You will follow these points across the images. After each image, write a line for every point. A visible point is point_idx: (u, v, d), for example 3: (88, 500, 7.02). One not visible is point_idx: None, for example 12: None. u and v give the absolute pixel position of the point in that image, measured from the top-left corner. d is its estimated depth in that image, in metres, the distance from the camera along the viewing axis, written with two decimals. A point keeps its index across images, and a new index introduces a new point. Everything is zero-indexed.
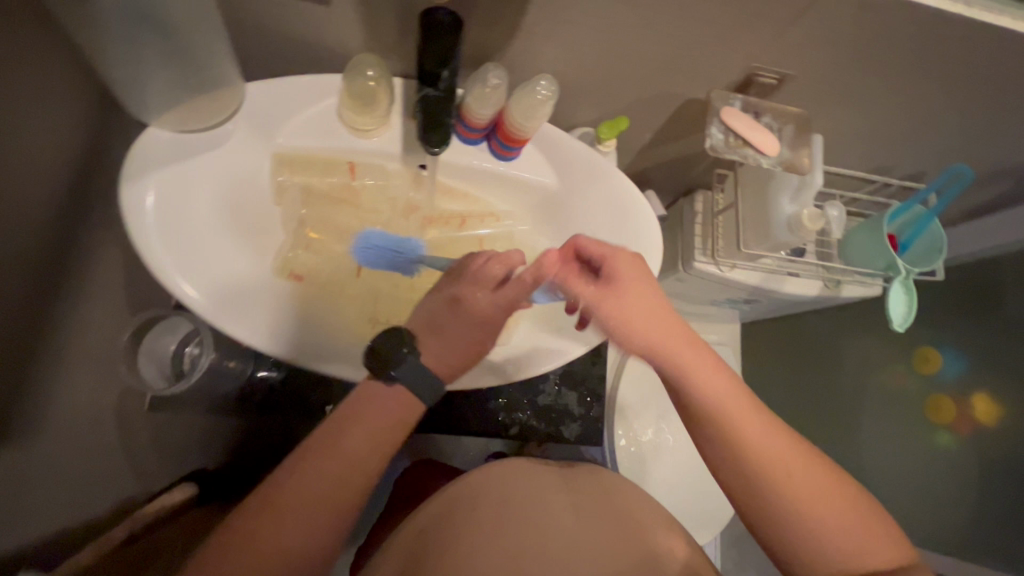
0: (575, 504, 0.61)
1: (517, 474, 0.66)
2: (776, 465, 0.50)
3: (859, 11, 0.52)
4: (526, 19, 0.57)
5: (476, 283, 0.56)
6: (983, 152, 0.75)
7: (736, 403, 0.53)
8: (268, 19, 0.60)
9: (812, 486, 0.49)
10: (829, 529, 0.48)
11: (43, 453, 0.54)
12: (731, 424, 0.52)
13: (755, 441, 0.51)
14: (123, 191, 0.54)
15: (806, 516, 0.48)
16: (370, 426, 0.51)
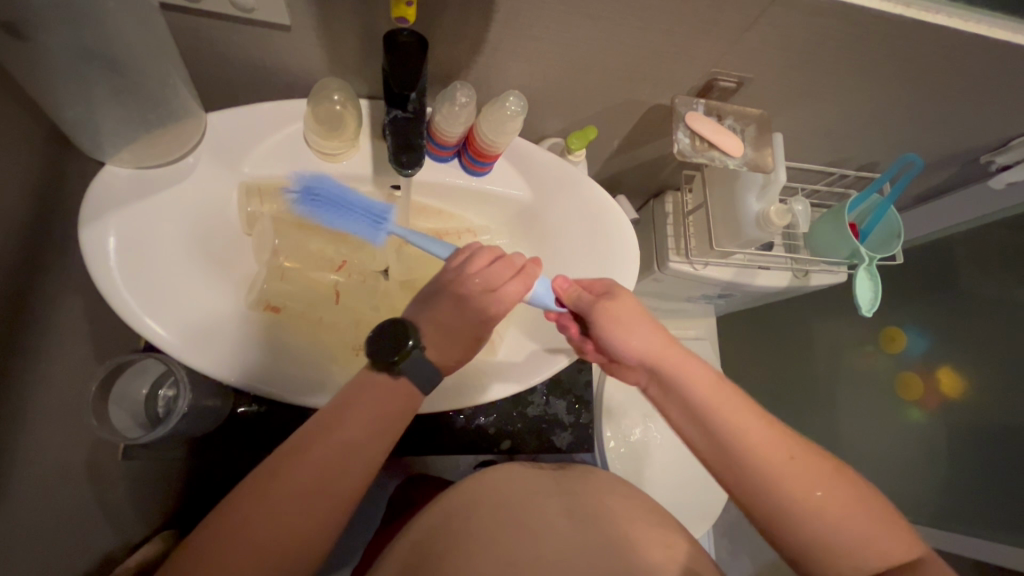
0: (568, 505, 0.62)
1: (510, 480, 0.66)
2: (778, 457, 0.51)
3: (809, 16, 0.55)
4: (490, 36, 0.57)
5: (485, 282, 0.54)
6: (930, 141, 0.79)
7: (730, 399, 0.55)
8: (226, 47, 0.59)
9: (813, 476, 0.51)
10: (833, 518, 0.49)
11: (27, 514, 0.52)
12: (734, 417, 0.53)
13: (756, 434, 0.53)
14: (82, 235, 0.52)
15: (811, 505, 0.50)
16: (363, 422, 0.50)
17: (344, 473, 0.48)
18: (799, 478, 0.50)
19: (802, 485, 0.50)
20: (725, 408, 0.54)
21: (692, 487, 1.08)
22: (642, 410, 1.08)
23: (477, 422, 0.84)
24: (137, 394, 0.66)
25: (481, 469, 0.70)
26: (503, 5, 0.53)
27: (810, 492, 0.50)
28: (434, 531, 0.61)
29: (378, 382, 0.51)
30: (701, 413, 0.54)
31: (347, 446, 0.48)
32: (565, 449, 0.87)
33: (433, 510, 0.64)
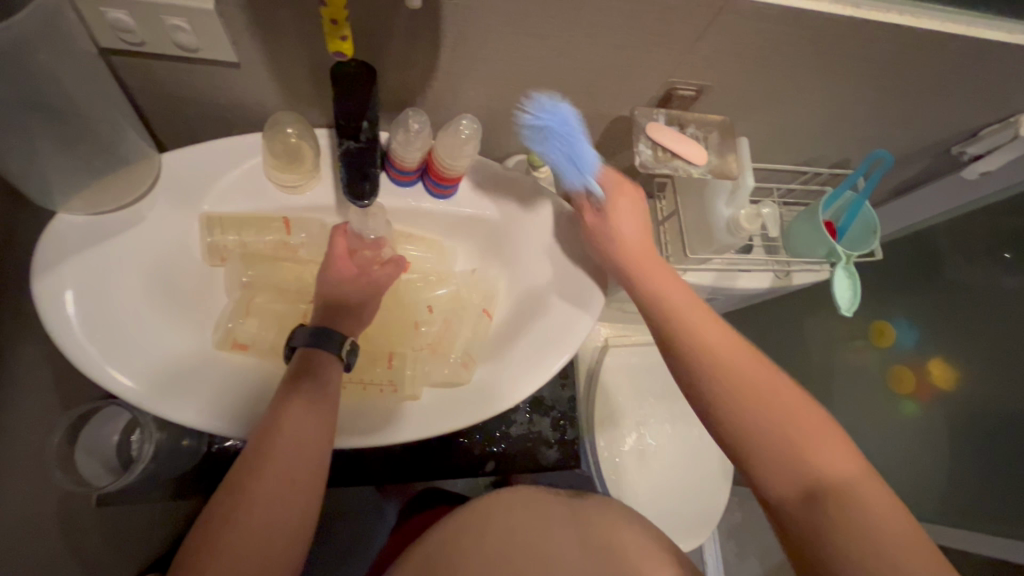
0: (579, 534, 0.61)
1: (515, 504, 0.65)
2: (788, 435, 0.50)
3: (757, 23, 0.54)
4: (441, 61, 0.57)
5: (319, 382, 0.53)
6: (899, 136, 0.78)
7: (766, 383, 0.53)
8: (176, 85, 0.58)
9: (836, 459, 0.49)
10: (856, 513, 0.46)
11: None
12: (753, 389, 0.53)
13: (772, 408, 0.51)
14: (38, 287, 0.52)
15: (833, 497, 0.47)
16: (291, 448, 0.49)
17: (285, 498, 0.48)
18: (817, 457, 0.49)
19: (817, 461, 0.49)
20: (718, 357, 0.55)
21: (688, 494, 1.07)
22: (633, 419, 1.07)
23: (461, 445, 0.83)
24: (108, 441, 0.65)
25: (489, 492, 0.68)
26: (449, 29, 0.53)
27: (799, 457, 0.49)
28: (441, 548, 0.61)
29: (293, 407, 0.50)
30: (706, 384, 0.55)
31: (287, 456, 0.49)
32: (552, 466, 0.86)
33: (439, 531, 0.64)
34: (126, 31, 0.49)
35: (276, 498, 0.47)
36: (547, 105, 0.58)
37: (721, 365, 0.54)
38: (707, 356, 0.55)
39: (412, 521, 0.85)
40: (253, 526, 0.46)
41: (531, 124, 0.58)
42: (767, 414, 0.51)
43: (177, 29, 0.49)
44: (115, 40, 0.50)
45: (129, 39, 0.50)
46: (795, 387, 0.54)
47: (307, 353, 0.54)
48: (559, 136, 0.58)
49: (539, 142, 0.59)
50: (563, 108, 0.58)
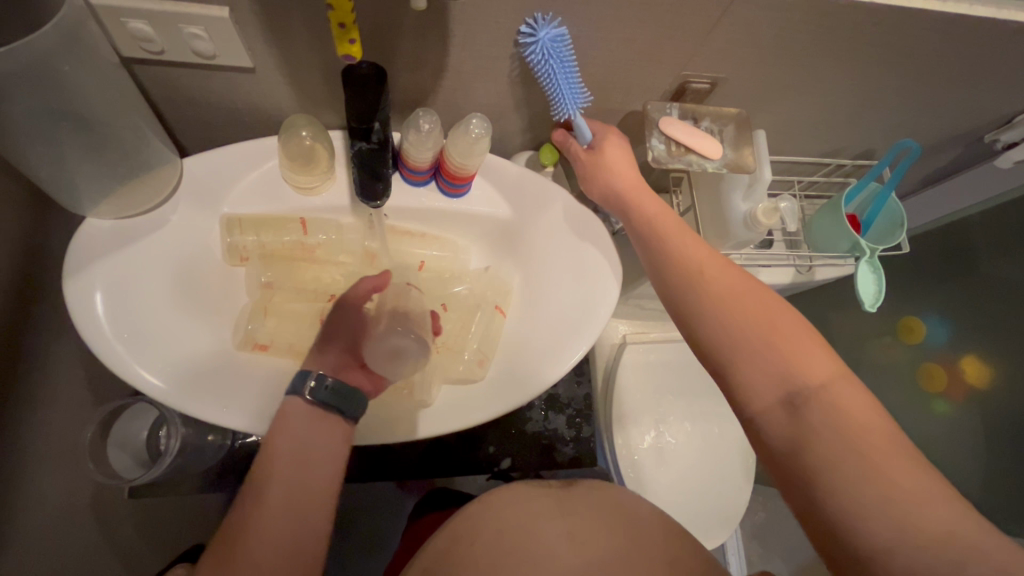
0: (569, 528, 0.61)
1: (509, 503, 0.63)
2: (813, 389, 0.48)
3: (772, 13, 0.53)
4: (450, 61, 0.57)
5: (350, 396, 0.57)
6: (928, 125, 0.75)
7: (792, 334, 0.51)
8: (195, 91, 0.60)
9: (857, 410, 0.47)
10: (879, 464, 0.44)
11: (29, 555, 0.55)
12: (769, 337, 0.51)
13: (794, 362, 0.49)
14: (68, 290, 0.54)
15: (858, 451, 0.45)
16: (305, 443, 0.54)
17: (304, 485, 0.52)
18: (839, 408, 0.47)
19: (839, 413, 0.47)
20: (730, 304, 0.53)
21: (709, 492, 1.06)
22: (653, 415, 1.06)
23: (478, 440, 0.84)
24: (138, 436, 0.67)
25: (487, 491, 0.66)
26: (458, 29, 0.53)
27: (822, 395, 0.48)
28: (439, 560, 0.60)
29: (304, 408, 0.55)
30: (715, 340, 0.53)
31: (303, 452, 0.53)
32: (567, 464, 0.86)
33: (436, 539, 0.63)
34: (147, 41, 0.51)
35: (298, 479, 0.52)
36: (547, 22, 0.52)
37: (726, 315, 0.53)
38: (716, 305, 0.54)
39: (429, 516, 0.86)
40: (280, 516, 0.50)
41: (528, 47, 0.53)
42: (787, 366, 0.49)
43: (194, 37, 0.51)
44: (137, 49, 0.52)
45: (149, 48, 0.52)
46: (808, 328, 0.52)
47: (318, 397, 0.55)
48: (552, 57, 0.54)
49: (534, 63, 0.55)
50: (562, 30, 0.53)
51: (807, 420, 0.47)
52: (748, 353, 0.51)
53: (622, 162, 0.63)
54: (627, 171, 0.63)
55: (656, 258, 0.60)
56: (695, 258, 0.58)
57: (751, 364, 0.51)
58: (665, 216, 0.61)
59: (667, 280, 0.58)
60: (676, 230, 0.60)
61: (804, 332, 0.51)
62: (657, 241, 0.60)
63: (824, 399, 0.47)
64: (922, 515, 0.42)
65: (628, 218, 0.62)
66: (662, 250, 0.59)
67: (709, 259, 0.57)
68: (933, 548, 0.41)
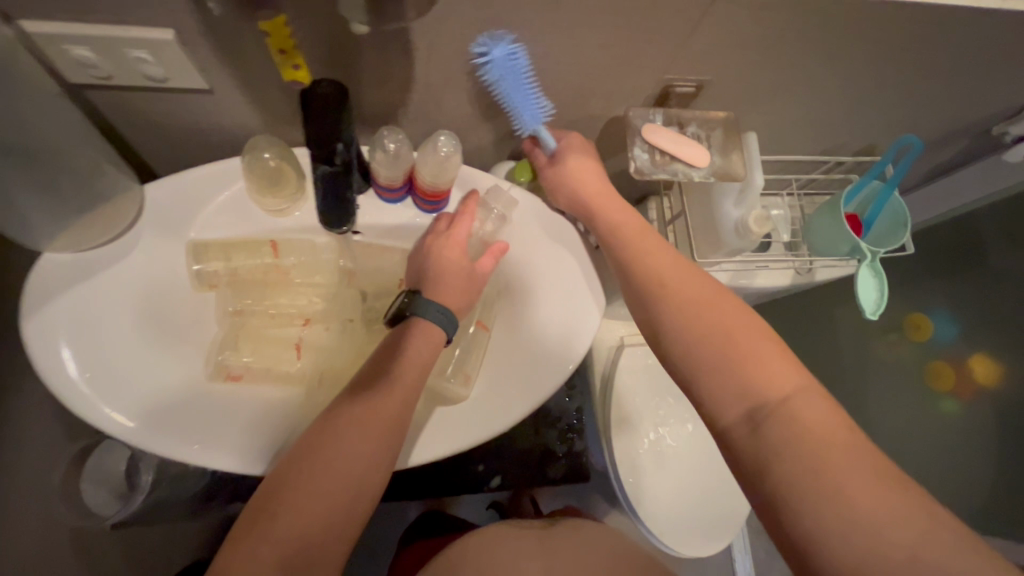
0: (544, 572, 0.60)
1: (490, 544, 0.63)
2: (768, 399, 0.46)
3: (757, 12, 0.49)
4: (417, 73, 0.54)
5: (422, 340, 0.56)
6: (932, 119, 0.71)
7: (754, 346, 0.48)
8: (154, 114, 0.58)
9: (821, 422, 0.44)
10: (840, 480, 0.41)
11: None
12: (731, 346, 0.49)
13: (752, 371, 0.47)
14: (27, 329, 0.52)
15: (816, 466, 0.42)
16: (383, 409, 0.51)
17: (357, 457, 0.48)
18: (799, 418, 0.44)
19: (795, 424, 0.44)
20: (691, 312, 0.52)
21: (711, 498, 1.03)
22: (652, 421, 1.03)
23: None
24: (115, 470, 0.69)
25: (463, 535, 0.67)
26: (420, 42, 0.50)
27: (782, 407, 0.45)
28: None
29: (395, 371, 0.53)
30: (676, 350, 0.52)
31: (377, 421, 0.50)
32: None
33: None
34: (91, 66, 0.48)
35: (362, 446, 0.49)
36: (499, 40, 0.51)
37: (688, 323, 0.52)
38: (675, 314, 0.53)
39: (419, 544, 0.84)
40: (334, 481, 0.47)
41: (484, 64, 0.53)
42: (747, 379, 0.47)
43: (141, 61, 0.48)
44: (84, 76, 0.50)
45: (96, 75, 0.49)
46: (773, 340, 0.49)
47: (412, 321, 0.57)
48: (508, 77, 0.54)
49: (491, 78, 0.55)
50: (516, 45, 0.52)
51: (766, 436, 0.44)
52: (709, 365, 0.49)
53: (585, 168, 0.61)
54: (590, 178, 0.61)
55: (620, 263, 0.58)
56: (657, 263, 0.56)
57: (711, 375, 0.49)
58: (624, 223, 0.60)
59: (632, 287, 0.57)
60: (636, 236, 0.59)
61: (765, 340, 0.49)
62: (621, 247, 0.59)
63: (778, 409, 0.45)
64: (882, 535, 0.39)
65: (593, 225, 0.61)
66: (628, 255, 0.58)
67: (676, 266, 0.56)
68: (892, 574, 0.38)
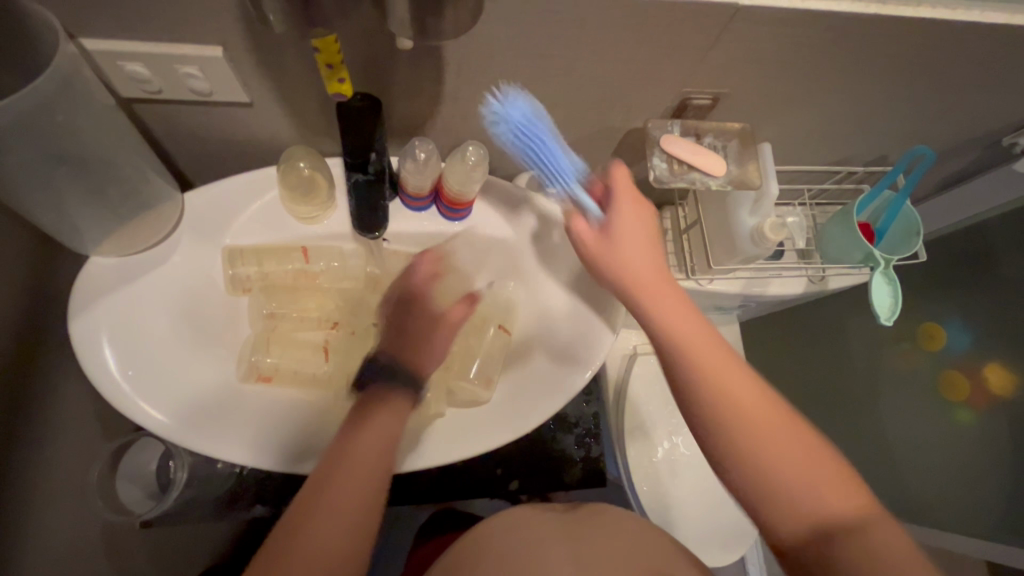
0: (571, 551, 0.62)
1: (515, 527, 0.66)
2: (772, 450, 0.48)
3: (773, 28, 0.51)
4: (446, 87, 0.57)
5: (398, 403, 0.55)
6: (942, 130, 0.73)
7: (760, 409, 0.49)
8: (195, 126, 0.60)
9: (833, 484, 0.47)
10: (862, 539, 0.45)
11: None
12: (742, 404, 0.49)
13: (770, 443, 0.48)
14: (74, 329, 0.55)
15: (842, 543, 0.45)
16: (372, 450, 0.52)
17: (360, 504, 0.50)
18: (819, 487, 0.47)
19: (820, 495, 0.47)
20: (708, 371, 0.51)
21: (725, 505, 1.04)
22: (666, 429, 1.04)
23: (487, 461, 0.83)
24: (147, 468, 0.67)
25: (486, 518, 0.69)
26: (452, 57, 0.53)
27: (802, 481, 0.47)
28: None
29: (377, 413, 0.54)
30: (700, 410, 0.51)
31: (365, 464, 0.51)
32: (576, 485, 0.84)
33: (445, 562, 0.65)
34: (144, 81, 0.51)
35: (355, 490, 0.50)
36: (510, 99, 0.58)
37: (713, 387, 0.50)
38: (697, 372, 0.51)
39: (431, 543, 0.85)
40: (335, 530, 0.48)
41: (497, 123, 0.60)
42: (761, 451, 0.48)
43: (189, 76, 0.51)
44: (136, 90, 0.53)
45: (147, 89, 0.52)
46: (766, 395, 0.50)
47: (379, 390, 0.56)
48: (521, 130, 0.59)
49: (505, 138, 0.62)
50: (525, 100, 0.59)
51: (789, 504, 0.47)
52: (733, 434, 0.49)
53: (628, 213, 0.56)
54: (632, 221, 0.56)
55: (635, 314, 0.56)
56: (665, 304, 0.54)
57: (744, 445, 0.48)
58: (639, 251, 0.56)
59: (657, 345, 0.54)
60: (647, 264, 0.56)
61: (769, 406, 0.50)
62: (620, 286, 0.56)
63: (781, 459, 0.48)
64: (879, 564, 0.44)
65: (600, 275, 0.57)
66: (644, 308, 0.54)
67: (696, 328, 0.53)
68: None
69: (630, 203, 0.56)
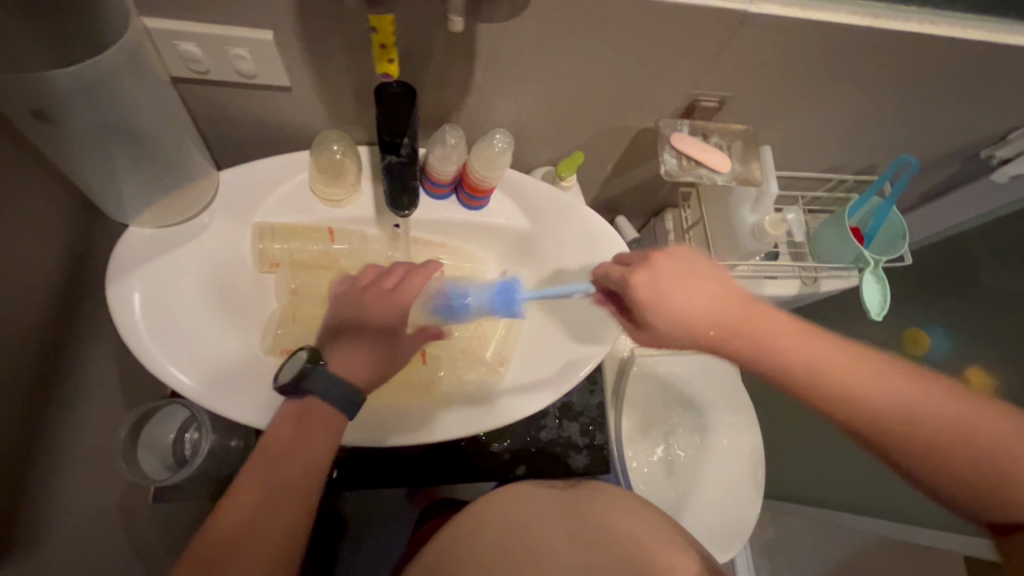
0: (571, 527, 0.64)
1: (515, 502, 0.67)
2: (906, 417, 0.47)
3: (777, 35, 0.57)
4: (475, 80, 0.61)
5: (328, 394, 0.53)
6: (926, 142, 0.79)
7: (849, 366, 0.49)
8: (233, 109, 0.64)
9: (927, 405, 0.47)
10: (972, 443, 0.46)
11: (59, 551, 0.56)
12: (831, 373, 0.49)
13: (866, 388, 0.48)
14: (109, 293, 0.56)
15: (957, 456, 0.46)
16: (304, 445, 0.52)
17: (288, 505, 0.50)
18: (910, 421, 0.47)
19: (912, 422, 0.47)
20: (788, 355, 0.50)
21: (720, 505, 1.06)
22: (663, 428, 1.06)
23: (493, 448, 0.85)
24: (165, 439, 0.69)
25: (490, 493, 0.70)
26: (484, 51, 0.57)
27: (900, 421, 0.47)
28: (445, 553, 0.63)
29: (309, 413, 0.53)
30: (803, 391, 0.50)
31: (294, 458, 0.51)
32: (582, 470, 0.87)
33: (445, 535, 0.67)
34: (194, 61, 0.55)
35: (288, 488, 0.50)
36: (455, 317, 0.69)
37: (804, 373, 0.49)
38: (784, 355, 0.50)
39: (429, 524, 0.87)
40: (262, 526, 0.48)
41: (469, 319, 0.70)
42: (869, 403, 0.48)
43: (238, 58, 0.55)
44: (184, 69, 0.56)
45: (196, 68, 0.56)
46: (846, 350, 0.50)
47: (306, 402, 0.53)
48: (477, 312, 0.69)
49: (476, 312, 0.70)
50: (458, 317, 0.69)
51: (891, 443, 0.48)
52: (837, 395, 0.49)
53: (679, 286, 0.51)
54: (695, 305, 0.51)
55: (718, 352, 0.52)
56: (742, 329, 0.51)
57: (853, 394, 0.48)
58: (692, 291, 0.51)
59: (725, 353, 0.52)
60: (716, 303, 0.51)
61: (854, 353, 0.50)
62: (694, 335, 0.51)
63: (936, 432, 0.47)
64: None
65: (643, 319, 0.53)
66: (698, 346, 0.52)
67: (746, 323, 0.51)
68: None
69: (649, 285, 0.52)
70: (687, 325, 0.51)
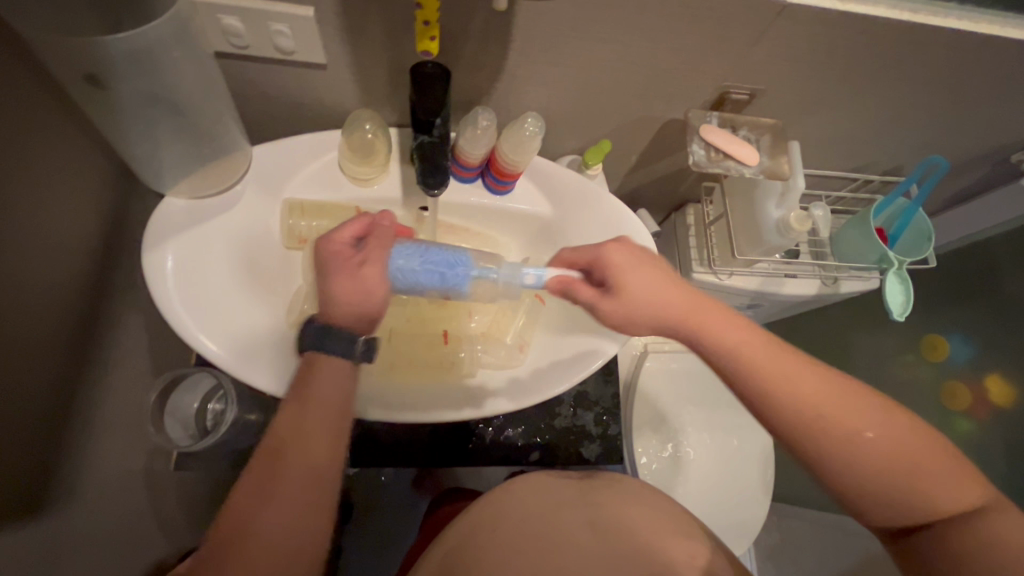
0: (591, 515, 0.64)
1: (529, 492, 0.67)
2: (857, 440, 0.47)
3: (813, 27, 0.56)
4: (508, 64, 0.62)
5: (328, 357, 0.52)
6: (957, 143, 0.78)
7: (828, 393, 0.49)
8: (268, 85, 0.65)
9: (880, 438, 0.47)
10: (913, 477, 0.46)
11: (85, 509, 0.58)
12: (802, 395, 0.49)
13: (833, 414, 0.48)
14: (144, 259, 0.58)
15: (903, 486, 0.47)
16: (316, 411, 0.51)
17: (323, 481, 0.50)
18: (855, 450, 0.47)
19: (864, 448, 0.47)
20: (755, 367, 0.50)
21: (727, 503, 1.06)
22: (674, 425, 1.06)
23: (506, 433, 0.86)
24: (190, 407, 0.70)
25: (506, 482, 0.70)
26: (520, 34, 0.57)
27: (850, 439, 0.47)
28: (461, 542, 0.64)
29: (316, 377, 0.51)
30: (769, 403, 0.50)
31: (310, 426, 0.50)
32: (594, 460, 0.87)
33: (459, 524, 0.67)
34: (236, 35, 0.56)
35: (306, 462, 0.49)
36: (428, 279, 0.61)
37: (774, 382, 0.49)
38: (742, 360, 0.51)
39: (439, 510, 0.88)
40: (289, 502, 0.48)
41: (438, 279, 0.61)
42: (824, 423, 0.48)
43: (279, 33, 0.56)
44: (225, 43, 0.57)
45: (237, 43, 0.57)
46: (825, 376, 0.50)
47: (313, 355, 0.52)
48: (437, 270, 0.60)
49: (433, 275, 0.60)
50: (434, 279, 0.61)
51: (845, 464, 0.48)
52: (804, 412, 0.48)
53: (641, 272, 0.53)
54: (649, 289, 0.53)
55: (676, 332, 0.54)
56: (704, 320, 0.52)
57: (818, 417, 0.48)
58: (642, 277, 0.53)
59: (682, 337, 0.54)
60: (661, 291, 0.53)
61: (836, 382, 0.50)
62: (647, 317, 0.53)
63: (852, 448, 0.47)
64: (939, 496, 0.46)
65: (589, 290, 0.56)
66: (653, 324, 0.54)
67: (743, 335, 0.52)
68: (986, 533, 0.44)
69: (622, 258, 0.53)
70: (635, 308, 0.53)
